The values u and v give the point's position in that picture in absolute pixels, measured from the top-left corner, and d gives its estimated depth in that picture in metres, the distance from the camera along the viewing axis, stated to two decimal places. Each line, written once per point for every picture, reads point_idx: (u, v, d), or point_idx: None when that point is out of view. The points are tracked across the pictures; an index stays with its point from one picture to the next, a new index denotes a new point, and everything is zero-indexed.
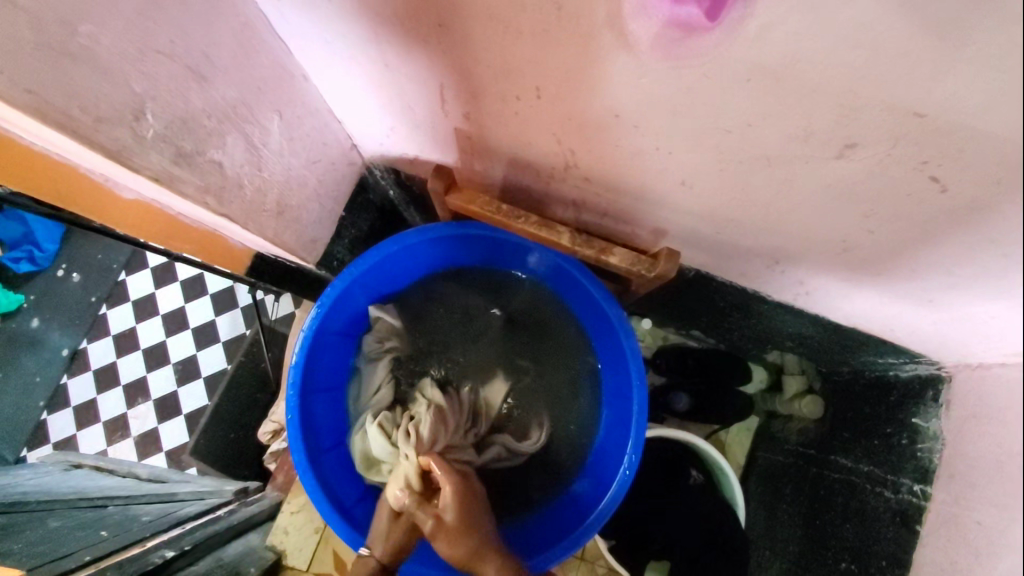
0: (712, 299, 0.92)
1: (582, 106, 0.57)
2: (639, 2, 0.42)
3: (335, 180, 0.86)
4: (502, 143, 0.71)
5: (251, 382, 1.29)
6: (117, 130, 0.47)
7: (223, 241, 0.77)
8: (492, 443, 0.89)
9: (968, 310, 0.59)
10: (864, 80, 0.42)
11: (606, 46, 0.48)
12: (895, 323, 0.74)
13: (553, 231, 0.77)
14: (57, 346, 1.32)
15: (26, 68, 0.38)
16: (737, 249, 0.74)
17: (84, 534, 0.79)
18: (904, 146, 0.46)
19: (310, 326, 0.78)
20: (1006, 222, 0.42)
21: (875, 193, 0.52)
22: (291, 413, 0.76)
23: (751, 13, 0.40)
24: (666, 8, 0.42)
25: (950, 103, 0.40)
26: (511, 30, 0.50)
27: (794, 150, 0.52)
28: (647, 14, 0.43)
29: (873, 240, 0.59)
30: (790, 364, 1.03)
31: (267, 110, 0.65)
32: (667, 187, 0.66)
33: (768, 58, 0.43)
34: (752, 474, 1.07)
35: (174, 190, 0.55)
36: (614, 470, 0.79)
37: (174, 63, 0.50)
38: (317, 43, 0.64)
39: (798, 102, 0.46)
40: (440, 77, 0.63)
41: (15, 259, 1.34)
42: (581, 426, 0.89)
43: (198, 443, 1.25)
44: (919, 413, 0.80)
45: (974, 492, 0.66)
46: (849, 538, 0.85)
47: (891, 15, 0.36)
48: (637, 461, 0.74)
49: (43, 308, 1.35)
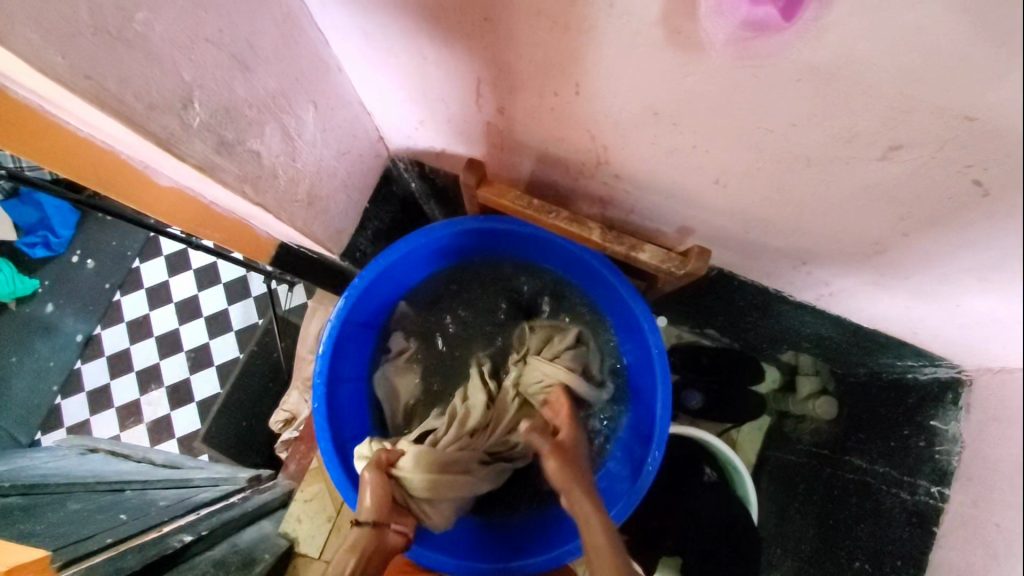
0: (732, 298, 0.92)
1: (620, 104, 0.58)
2: (715, 2, 0.42)
3: (362, 172, 0.87)
4: (533, 138, 0.71)
5: (263, 371, 1.28)
6: (165, 118, 0.47)
7: (249, 228, 0.77)
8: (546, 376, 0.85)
9: (992, 315, 0.59)
10: (918, 83, 0.42)
11: (656, 42, 0.48)
12: (919, 326, 0.74)
13: (584, 227, 0.77)
14: (70, 331, 1.34)
15: (85, 54, 0.39)
16: (763, 248, 0.75)
17: (104, 517, 0.79)
18: (951, 149, 0.46)
19: (337, 316, 0.78)
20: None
21: (914, 197, 0.53)
22: (318, 401, 0.76)
23: (826, 14, 0.40)
24: (743, 8, 0.41)
25: (1002, 109, 0.40)
26: (557, 25, 0.50)
27: (838, 150, 0.52)
28: (720, 12, 0.42)
29: (905, 243, 0.59)
30: (804, 364, 1.01)
31: (304, 102, 0.66)
32: (699, 186, 0.67)
33: (822, 59, 0.43)
34: (761, 475, 1.05)
35: (214, 179, 0.56)
36: (617, 495, 0.79)
37: (220, 52, 0.51)
38: (354, 36, 0.64)
39: (844, 103, 0.46)
40: (477, 71, 0.63)
41: (30, 245, 1.31)
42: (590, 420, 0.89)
43: (209, 429, 1.24)
44: (939, 416, 0.80)
45: (993, 495, 0.67)
46: (862, 539, 0.87)
47: (957, 16, 0.36)
48: (628, 510, 0.74)
49: (59, 292, 1.34)
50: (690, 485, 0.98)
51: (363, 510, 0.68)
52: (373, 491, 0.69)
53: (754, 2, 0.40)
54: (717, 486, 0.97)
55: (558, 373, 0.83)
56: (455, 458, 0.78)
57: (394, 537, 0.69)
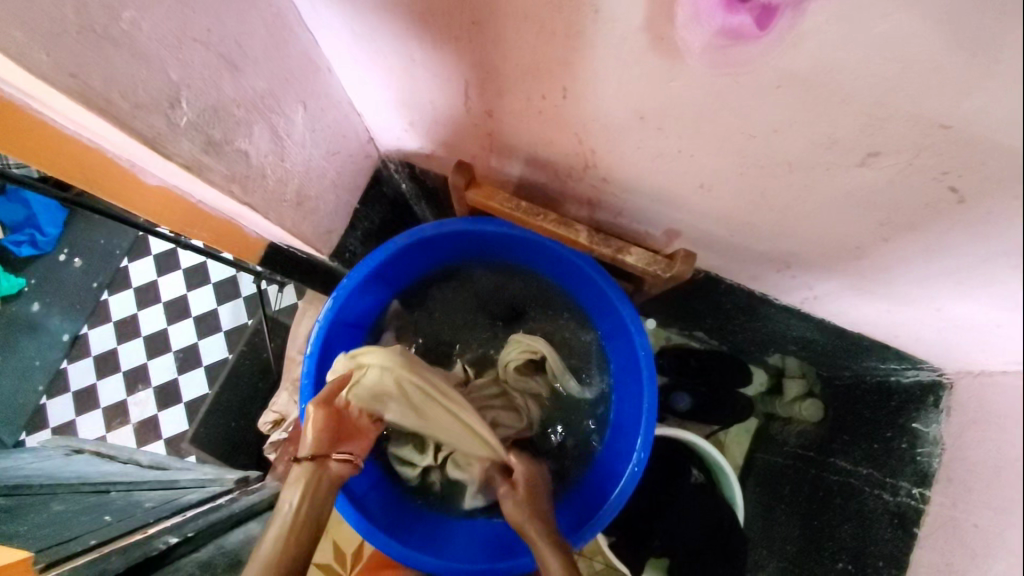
0: (719, 301, 0.93)
1: (607, 109, 0.59)
2: (692, 11, 0.43)
3: (352, 173, 0.87)
4: (522, 141, 0.72)
5: (249, 372, 1.35)
6: (152, 117, 0.47)
7: (239, 228, 0.77)
8: (519, 353, 0.89)
9: (972, 320, 0.60)
10: (894, 91, 0.43)
11: (640, 47, 0.49)
12: (900, 330, 0.75)
13: (571, 229, 0.78)
14: (55, 330, 1.20)
15: (70, 52, 0.39)
16: (748, 252, 0.75)
17: (88, 518, 0.79)
18: (927, 157, 0.47)
19: (326, 316, 0.78)
20: (1005, 238, 0.43)
21: (893, 203, 0.54)
22: (305, 402, 0.77)
23: (801, 22, 0.40)
24: (719, 17, 0.42)
25: (975, 118, 0.41)
26: (544, 29, 0.51)
27: (818, 157, 0.53)
28: (698, 23, 0.43)
29: (887, 248, 0.60)
30: (790, 367, 1.02)
31: (293, 102, 0.66)
32: (685, 189, 0.67)
33: (800, 67, 0.44)
34: (749, 475, 1.05)
35: (202, 178, 0.56)
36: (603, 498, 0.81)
37: (208, 52, 0.51)
38: (344, 37, 0.64)
39: (824, 110, 0.47)
40: (465, 74, 0.63)
41: (17, 243, 1.22)
42: (569, 422, 0.92)
43: (197, 430, 1.34)
44: (919, 419, 0.82)
45: (971, 497, 0.68)
46: (846, 538, 0.88)
47: (929, 26, 0.37)
48: (585, 539, 0.74)
49: (43, 291, 1.21)
50: (678, 484, 0.99)
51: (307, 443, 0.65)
52: (312, 423, 0.67)
53: (730, 10, 0.41)
54: (705, 487, 0.97)
55: (537, 341, 0.88)
56: (431, 372, 0.80)
57: (338, 466, 0.65)
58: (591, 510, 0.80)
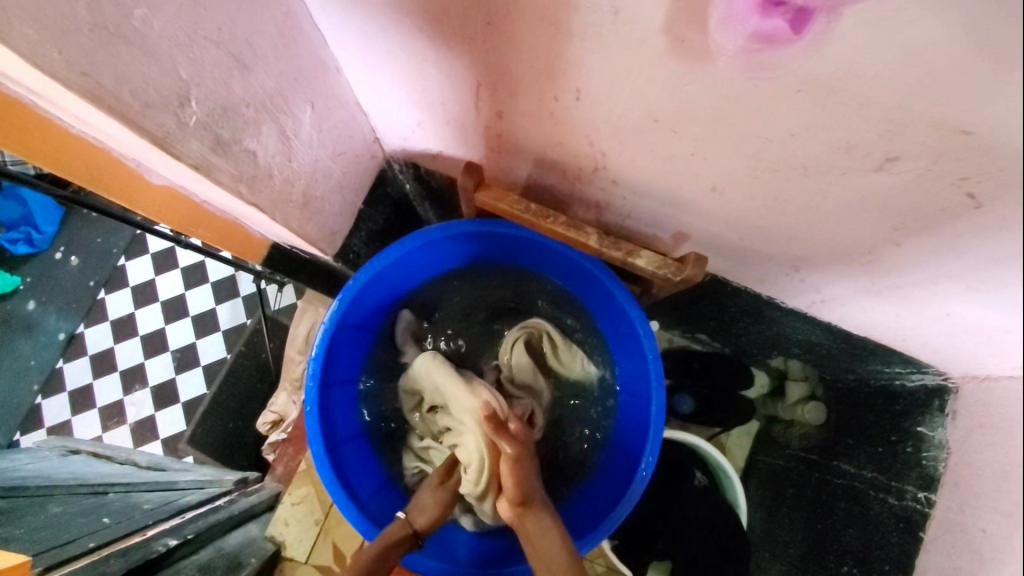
0: (724, 303, 0.93)
1: (620, 111, 0.58)
2: (726, 13, 0.42)
3: (358, 173, 0.86)
4: (532, 142, 0.71)
5: (252, 372, 1.26)
6: (162, 117, 0.46)
7: (242, 227, 0.76)
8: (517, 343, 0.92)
9: (984, 324, 0.59)
10: (919, 96, 0.42)
11: (658, 49, 0.48)
12: (909, 334, 0.74)
13: (582, 232, 0.77)
14: (53, 329, 1.31)
15: (82, 50, 0.38)
16: (757, 255, 0.75)
17: (86, 521, 0.77)
18: (947, 162, 0.46)
19: (332, 318, 0.77)
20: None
21: (909, 207, 0.53)
22: (310, 404, 0.75)
23: (833, 26, 0.40)
24: (753, 20, 0.41)
25: (998, 123, 0.40)
26: (561, 30, 0.50)
27: (835, 161, 0.52)
28: (731, 26, 0.43)
29: (901, 253, 0.60)
30: (793, 370, 1.01)
31: (301, 102, 0.65)
32: (696, 193, 0.67)
33: (823, 71, 0.43)
34: (750, 479, 1.04)
35: (209, 177, 0.55)
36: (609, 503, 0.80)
37: (219, 50, 0.50)
38: (354, 36, 0.64)
39: (843, 115, 0.47)
40: (476, 75, 0.63)
41: (13, 240, 1.32)
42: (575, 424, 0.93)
43: (195, 431, 1.23)
44: (925, 422, 0.82)
45: (979, 501, 0.68)
46: (850, 542, 0.89)
47: (959, 31, 0.36)
48: (591, 545, 0.74)
49: (42, 290, 1.34)
50: (679, 485, 0.99)
51: (419, 518, 0.76)
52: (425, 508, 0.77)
53: (764, 13, 0.40)
54: (706, 490, 0.97)
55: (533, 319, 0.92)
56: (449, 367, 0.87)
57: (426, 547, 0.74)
58: (598, 513, 0.80)
